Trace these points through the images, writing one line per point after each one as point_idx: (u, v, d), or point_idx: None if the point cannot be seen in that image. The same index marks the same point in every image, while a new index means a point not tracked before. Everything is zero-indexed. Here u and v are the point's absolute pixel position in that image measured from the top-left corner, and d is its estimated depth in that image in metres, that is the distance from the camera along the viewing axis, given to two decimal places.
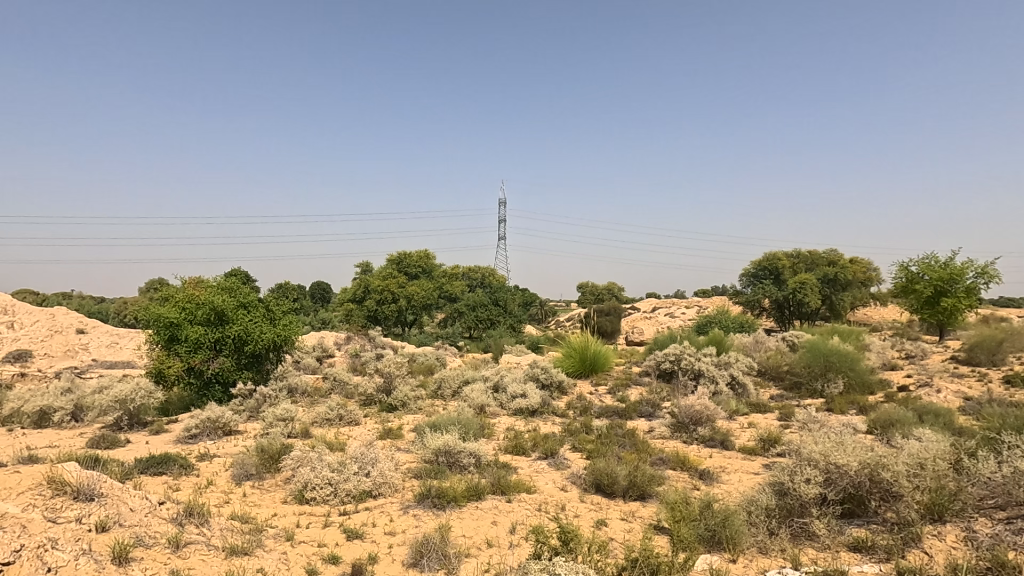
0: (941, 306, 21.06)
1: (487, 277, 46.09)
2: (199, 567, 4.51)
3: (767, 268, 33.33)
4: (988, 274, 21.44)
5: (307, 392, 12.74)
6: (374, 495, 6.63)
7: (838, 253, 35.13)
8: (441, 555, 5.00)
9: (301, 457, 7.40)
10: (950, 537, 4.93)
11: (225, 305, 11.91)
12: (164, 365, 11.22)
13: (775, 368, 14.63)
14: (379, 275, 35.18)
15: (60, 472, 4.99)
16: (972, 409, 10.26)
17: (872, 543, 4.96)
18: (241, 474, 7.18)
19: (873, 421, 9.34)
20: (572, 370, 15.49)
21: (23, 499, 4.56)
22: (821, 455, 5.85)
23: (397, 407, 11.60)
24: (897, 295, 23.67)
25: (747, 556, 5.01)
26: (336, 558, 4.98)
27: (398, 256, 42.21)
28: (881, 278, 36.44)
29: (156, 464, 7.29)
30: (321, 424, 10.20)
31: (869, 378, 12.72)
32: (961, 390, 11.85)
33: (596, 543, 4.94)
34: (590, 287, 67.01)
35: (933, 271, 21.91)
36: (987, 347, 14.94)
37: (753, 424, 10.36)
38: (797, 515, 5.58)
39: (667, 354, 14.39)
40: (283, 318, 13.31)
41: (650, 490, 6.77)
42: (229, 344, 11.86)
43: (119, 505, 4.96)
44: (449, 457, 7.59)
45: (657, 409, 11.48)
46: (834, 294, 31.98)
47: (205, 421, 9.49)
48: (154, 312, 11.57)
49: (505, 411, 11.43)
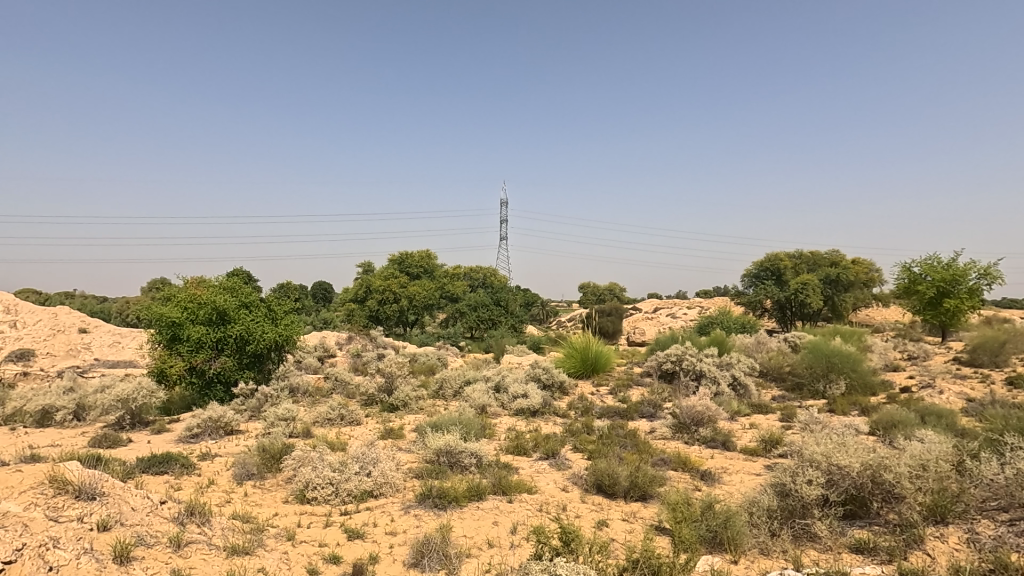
0: (944, 307, 21.00)
1: (489, 278, 46.12)
2: (200, 567, 4.51)
3: (769, 269, 33.29)
4: (991, 275, 21.37)
5: (309, 391, 12.75)
6: (375, 495, 6.63)
7: (840, 254, 35.05)
8: (441, 555, 4.99)
9: (302, 457, 7.40)
10: (953, 539, 4.91)
11: (227, 304, 11.92)
12: (166, 365, 11.25)
13: (776, 368, 14.61)
14: (381, 275, 35.24)
15: (62, 471, 5.00)
16: (975, 410, 10.21)
17: (874, 545, 4.95)
18: (242, 474, 7.19)
19: (876, 422, 9.31)
20: (573, 370, 15.49)
21: (25, 498, 4.57)
22: (823, 456, 5.83)
23: (398, 407, 11.60)
24: (900, 296, 23.61)
25: (749, 558, 5.00)
26: (337, 559, 4.98)
27: (400, 257, 42.26)
28: (883, 279, 36.35)
29: (158, 464, 7.30)
30: (322, 424, 10.21)
31: (871, 379, 12.68)
32: (964, 391, 11.81)
33: (598, 544, 4.93)
34: (592, 287, 67.02)
35: (936, 271, 21.85)
36: (990, 348, 14.89)
37: (755, 425, 10.34)
38: (799, 517, 5.57)
39: (669, 354, 14.38)
40: (285, 318, 13.32)
41: (651, 491, 6.76)
42: (231, 344, 11.88)
43: (121, 504, 4.97)
44: (450, 457, 7.59)
45: (659, 410, 11.47)
46: (836, 295, 31.91)
47: (207, 421, 9.50)
48: (156, 312, 11.59)
49: (507, 411, 11.43)
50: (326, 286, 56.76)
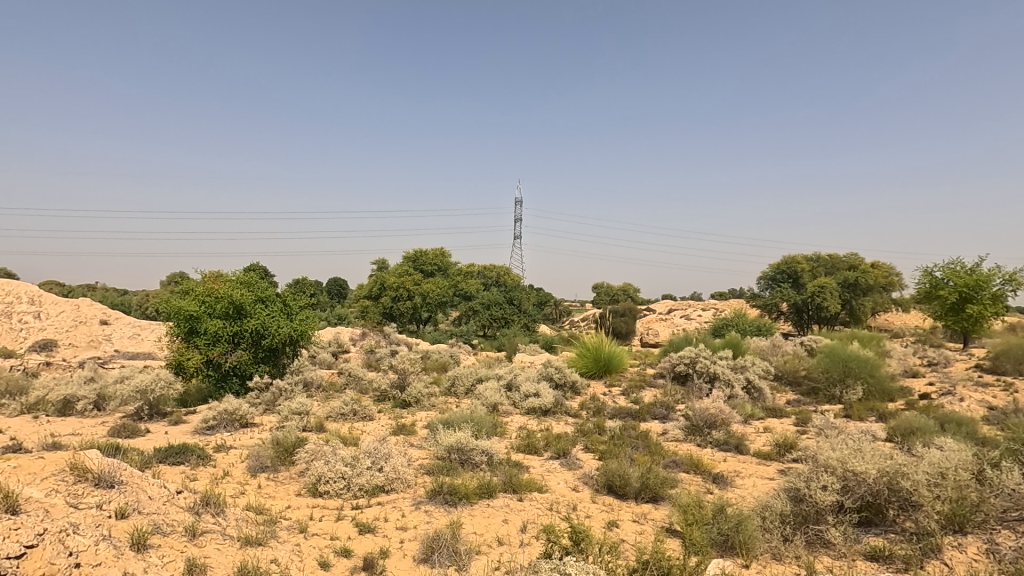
0: (965, 313, 20.53)
1: (502, 278, 46.27)
2: (214, 557, 4.58)
3: (784, 271, 32.59)
4: (1016, 281, 20.73)
5: (323, 386, 12.89)
6: (386, 491, 6.68)
7: (858, 257, 34.41)
8: (452, 551, 5.02)
9: (316, 451, 7.51)
10: (972, 549, 4.81)
11: (243, 299, 12.04)
12: (184, 357, 11.46)
13: (792, 373, 14.45)
14: (395, 273, 35.57)
15: (83, 459, 5.12)
16: (997, 418, 9.96)
17: (890, 552, 4.86)
18: (256, 466, 7.30)
19: (893, 429, 9.12)
20: (585, 371, 15.40)
21: (46, 484, 4.68)
22: (839, 462, 5.72)
23: (410, 404, 11.65)
24: (920, 301, 22.98)
25: (760, 562, 4.94)
26: (348, 551, 5.03)
27: (414, 255, 42.80)
28: (903, 283, 35.46)
29: (174, 455, 7.43)
30: (335, 418, 10.30)
31: (890, 385, 12.39)
32: (986, 399, 11.54)
33: (608, 545, 4.90)
34: (606, 287, 66.65)
35: (958, 277, 21.24)
36: (1014, 355, 14.49)
37: (769, 428, 10.23)
38: (812, 523, 5.48)
39: (682, 356, 14.25)
40: (300, 313, 13.49)
41: (662, 493, 6.70)
42: (247, 338, 12.05)
43: (139, 493, 5.08)
44: (461, 454, 7.61)
45: (672, 411, 11.41)
46: (854, 299, 31.19)
47: (223, 412, 9.69)
48: (175, 305, 11.80)
49: (518, 410, 11.41)
50: (342, 284, 57.33)
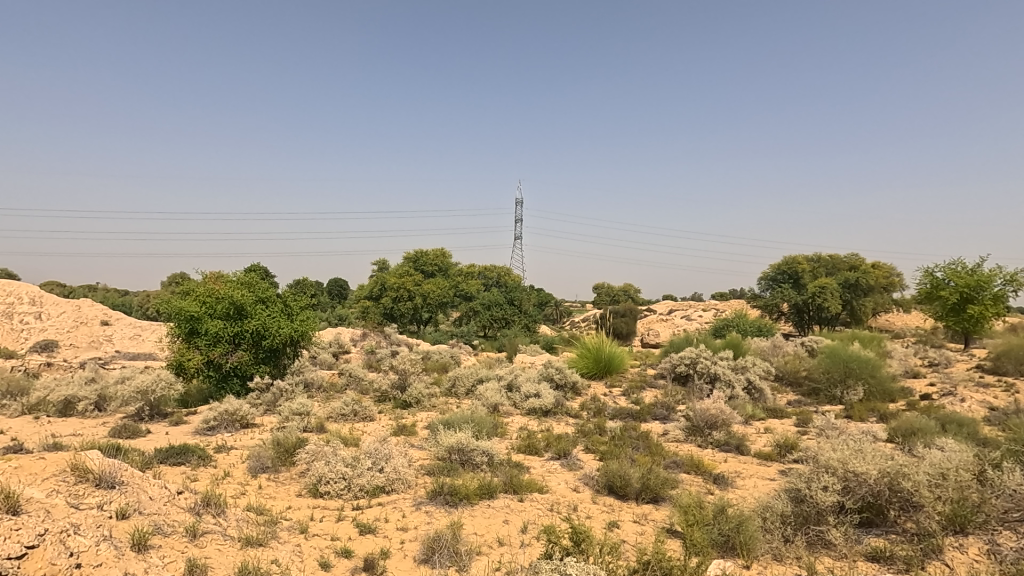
0: (966, 314, 20.50)
1: (503, 279, 46.25)
2: (215, 557, 4.58)
3: (785, 272, 32.54)
4: (1017, 282, 20.69)
5: (323, 387, 12.90)
6: (387, 491, 6.68)
7: (859, 258, 34.36)
8: (452, 552, 5.01)
9: (316, 451, 7.51)
10: (973, 550, 4.80)
11: (244, 299, 12.05)
12: (185, 357, 11.47)
13: (792, 373, 14.45)
14: (395, 273, 35.58)
15: (83, 459, 5.13)
16: (998, 419, 9.94)
17: (891, 553, 4.86)
18: (256, 466, 7.29)
19: (893, 430, 9.10)
20: (586, 371, 15.41)
21: (48, 484, 4.69)
22: (839, 463, 5.71)
23: (411, 404, 11.65)
24: (921, 302, 22.94)
25: (761, 563, 4.93)
26: (348, 552, 5.03)
27: (414, 256, 42.79)
28: (904, 284, 35.40)
29: (175, 455, 7.44)
30: (336, 419, 10.30)
31: (891, 386, 12.38)
32: (987, 400, 11.52)
33: (608, 545, 4.89)
34: (606, 287, 66.60)
35: (959, 278, 21.21)
36: (1015, 356, 14.46)
37: (770, 429, 10.22)
38: (813, 524, 5.48)
39: (683, 356, 14.23)
40: (300, 314, 13.50)
41: (663, 494, 6.69)
42: (247, 338, 12.06)
43: (140, 493, 5.09)
44: (461, 455, 7.62)
45: (672, 412, 11.41)
46: (855, 300, 31.15)
47: (223, 413, 9.69)
48: (176, 305, 11.81)
49: (518, 411, 11.41)
50: (342, 284, 57.35)
